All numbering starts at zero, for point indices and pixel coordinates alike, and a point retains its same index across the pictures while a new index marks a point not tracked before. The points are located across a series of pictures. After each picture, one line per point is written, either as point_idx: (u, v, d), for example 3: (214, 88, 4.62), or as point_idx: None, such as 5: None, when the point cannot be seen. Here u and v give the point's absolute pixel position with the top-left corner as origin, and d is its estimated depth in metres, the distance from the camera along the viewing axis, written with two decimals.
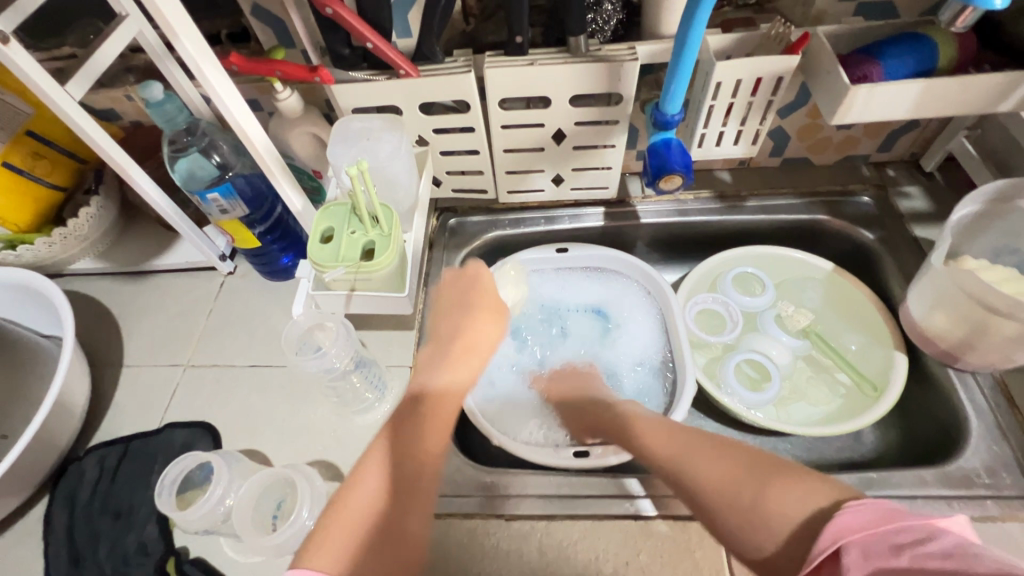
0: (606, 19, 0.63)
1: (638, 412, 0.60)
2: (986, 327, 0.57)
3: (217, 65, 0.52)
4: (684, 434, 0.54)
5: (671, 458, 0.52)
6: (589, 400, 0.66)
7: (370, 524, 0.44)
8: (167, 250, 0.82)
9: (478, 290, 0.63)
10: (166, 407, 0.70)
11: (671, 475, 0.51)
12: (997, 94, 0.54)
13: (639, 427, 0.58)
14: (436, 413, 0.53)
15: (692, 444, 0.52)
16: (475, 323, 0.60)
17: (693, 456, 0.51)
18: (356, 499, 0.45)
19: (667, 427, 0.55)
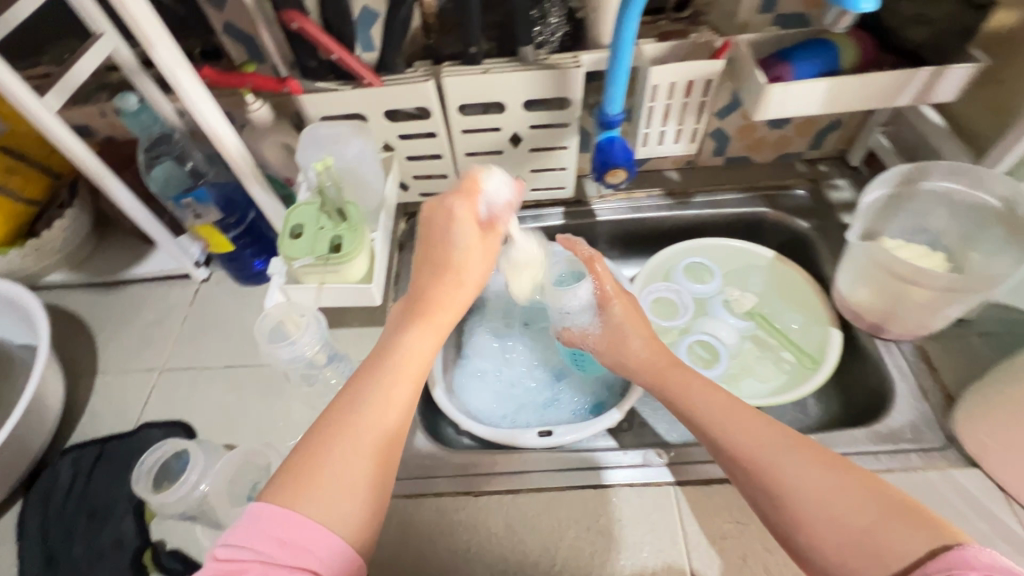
0: (552, 31, 0.69)
1: (717, 397, 0.52)
2: (902, 296, 0.63)
3: (191, 74, 0.56)
4: (778, 437, 0.46)
5: (757, 458, 0.45)
6: (643, 371, 0.60)
7: (330, 493, 0.39)
8: (141, 260, 0.84)
9: (461, 224, 0.54)
10: (141, 409, 0.72)
11: (751, 473, 0.45)
12: (896, 88, 0.61)
13: (713, 413, 0.51)
14: (407, 367, 0.47)
15: (788, 452, 0.44)
16: (463, 267, 0.55)
17: (788, 464, 0.44)
18: (317, 463, 0.41)
19: (754, 423, 0.48)
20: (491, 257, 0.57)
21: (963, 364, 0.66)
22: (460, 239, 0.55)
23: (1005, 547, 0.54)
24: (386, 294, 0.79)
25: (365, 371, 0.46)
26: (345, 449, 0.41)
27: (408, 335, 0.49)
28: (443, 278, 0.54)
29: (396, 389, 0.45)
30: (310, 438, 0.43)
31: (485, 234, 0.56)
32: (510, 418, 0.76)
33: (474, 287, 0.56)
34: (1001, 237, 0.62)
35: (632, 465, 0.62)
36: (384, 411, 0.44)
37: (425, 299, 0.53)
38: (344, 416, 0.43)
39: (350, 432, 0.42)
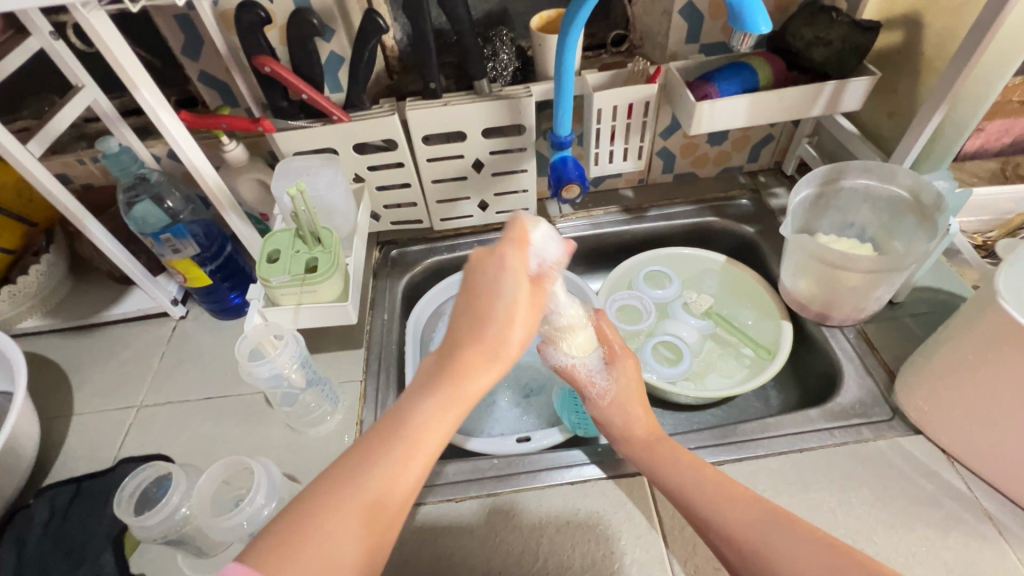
0: (504, 67, 0.76)
1: (703, 475, 0.53)
2: (838, 282, 0.69)
3: (173, 115, 0.60)
4: (766, 513, 0.48)
5: (748, 535, 0.47)
6: (633, 449, 0.60)
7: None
8: (118, 301, 0.85)
9: (517, 291, 0.49)
10: (118, 446, 0.72)
11: (743, 549, 0.47)
12: (808, 99, 0.69)
13: (700, 490, 0.52)
14: (423, 442, 0.42)
15: (776, 527, 0.46)
16: (504, 332, 0.48)
17: (779, 540, 0.45)
18: (307, 544, 0.37)
19: (740, 502, 0.49)
20: (536, 321, 0.51)
21: (899, 342, 0.71)
22: (507, 293, 0.48)
23: (952, 504, 0.58)
24: (363, 317, 0.82)
25: (376, 444, 0.42)
26: (334, 533, 0.38)
27: (427, 403, 0.44)
28: (483, 336, 0.47)
29: (405, 468, 0.41)
30: (302, 513, 0.38)
31: (536, 294, 0.51)
32: (482, 432, 0.78)
33: (508, 353, 0.48)
34: (913, 224, 0.70)
35: (605, 460, 0.65)
36: (388, 491, 0.40)
37: (458, 358, 0.47)
38: (347, 499, 0.39)
39: (351, 518, 0.38)
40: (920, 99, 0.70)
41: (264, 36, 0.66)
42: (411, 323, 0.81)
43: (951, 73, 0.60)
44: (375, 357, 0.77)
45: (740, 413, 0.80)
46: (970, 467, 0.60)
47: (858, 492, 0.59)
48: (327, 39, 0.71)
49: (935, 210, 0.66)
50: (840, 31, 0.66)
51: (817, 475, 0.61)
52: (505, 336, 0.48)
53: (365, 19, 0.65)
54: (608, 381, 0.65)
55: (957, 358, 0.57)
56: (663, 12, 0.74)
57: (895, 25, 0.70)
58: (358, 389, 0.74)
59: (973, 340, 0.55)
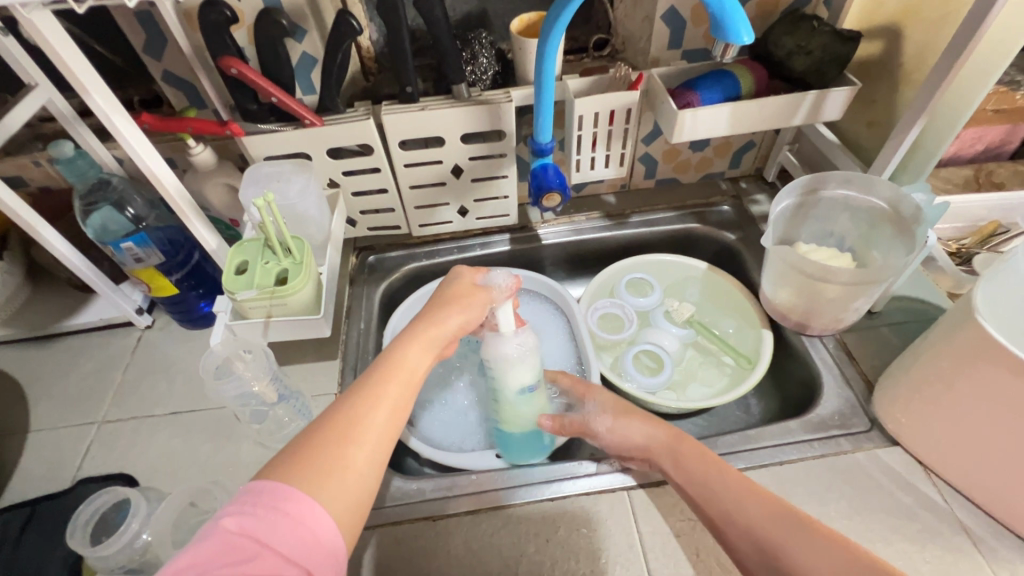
0: (483, 71, 0.74)
1: (734, 477, 0.53)
2: (817, 293, 0.69)
3: (128, 119, 0.56)
4: (791, 516, 0.47)
5: (768, 535, 0.47)
6: (657, 447, 0.60)
7: (319, 478, 0.40)
8: (79, 310, 0.81)
9: (456, 285, 0.58)
10: (78, 465, 0.68)
11: (763, 547, 0.47)
12: (789, 108, 0.69)
13: (730, 491, 0.51)
14: (400, 372, 0.48)
15: (804, 534, 0.46)
16: (442, 312, 0.54)
17: (799, 542, 0.45)
18: (312, 462, 0.40)
19: (766, 503, 0.49)
20: (474, 311, 0.56)
21: (877, 352, 0.72)
22: (452, 279, 0.59)
23: (929, 516, 0.58)
24: (338, 327, 0.80)
25: (359, 379, 0.47)
26: (337, 450, 0.42)
27: (411, 351, 0.50)
28: (432, 311, 0.54)
29: (385, 393, 0.46)
30: (303, 433, 0.43)
31: (476, 295, 0.57)
32: (454, 445, 0.75)
33: (459, 325, 0.55)
34: (891, 235, 0.70)
35: (585, 475, 0.64)
36: (374, 411, 0.44)
37: (427, 319, 0.53)
38: (335, 417, 0.43)
39: (344, 431, 0.43)
40: (900, 110, 0.70)
41: (230, 37, 0.62)
42: (388, 332, 0.78)
43: (931, 85, 0.60)
44: (350, 369, 0.75)
45: (721, 422, 0.80)
46: (945, 478, 0.60)
47: (837, 504, 0.59)
48: (299, 39, 0.69)
49: (913, 222, 0.66)
50: (820, 41, 0.66)
51: (796, 487, 0.61)
52: (446, 315, 0.54)
53: (337, 20, 0.62)
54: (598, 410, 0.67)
55: (934, 370, 0.57)
56: (645, 17, 0.73)
57: (877, 36, 0.71)
58: (332, 402, 0.72)
59: (947, 356, 0.55)
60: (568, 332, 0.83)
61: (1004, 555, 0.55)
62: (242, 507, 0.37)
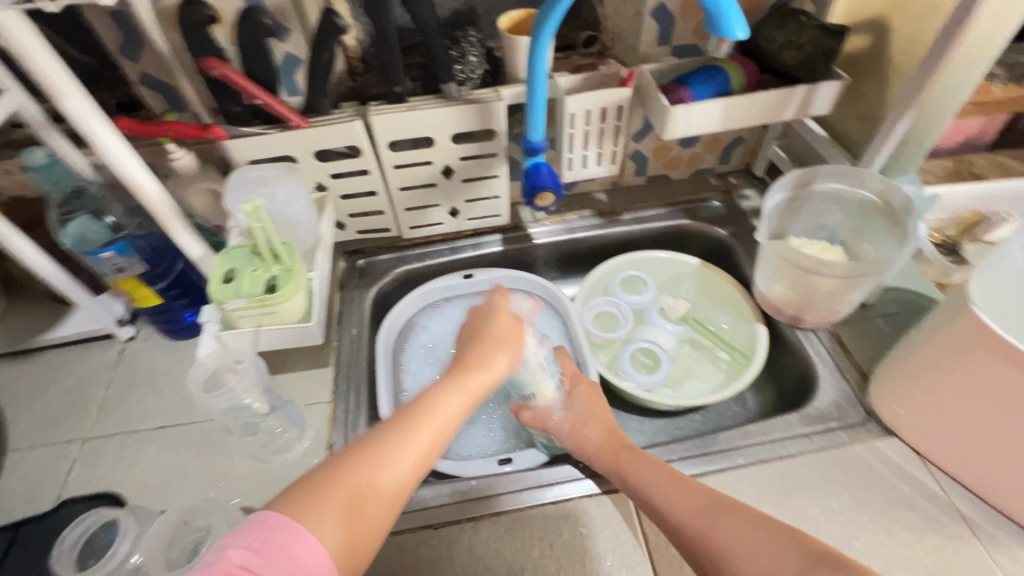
0: (473, 69, 0.72)
1: (662, 474, 0.55)
2: (811, 287, 0.70)
3: (108, 124, 0.54)
4: (713, 502, 0.51)
5: (695, 525, 0.50)
6: (600, 460, 0.61)
7: (331, 517, 0.41)
8: (57, 322, 0.78)
9: (500, 320, 0.62)
10: (60, 485, 0.65)
11: (691, 535, 0.50)
12: (780, 103, 0.69)
13: (659, 487, 0.54)
14: (434, 418, 0.49)
15: (725, 515, 0.49)
16: (495, 354, 0.58)
17: (725, 528, 0.48)
18: (326, 499, 0.41)
19: (691, 493, 0.53)
20: (518, 350, 0.61)
21: (870, 344, 0.72)
22: (491, 318, 0.62)
23: (928, 506, 0.58)
24: (329, 334, 0.78)
25: (391, 418, 0.48)
26: (359, 488, 0.43)
27: (450, 397, 0.51)
28: (481, 350, 0.58)
29: (416, 438, 0.47)
30: (323, 466, 0.44)
31: (517, 330, 0.63)
32: (451, 451, 0.74)
33: (502, 369, 0.58)
34: (882, 228, 0.71)
35: (587, 477, 0.64)
36: (405, 456, 0.45)
37: (465, 365, 0.56)
38: (362, 454, 0.44)
39: (369, 471, 0.44)
40: (888, 103, 0.71)
41: (211, 37, 0.60)
42: (382, 337, 0.77)
43: (919, 79, 0.61)
44: (344, 376, 0.73)
45: (719, 418, 0.80)
46: (942, 467, 0.61)
47: (838, 497, 0.59)
48: (282, 39, 0.67)
49: (904, 214, 0.67)
50: (809, 34, 0.66)
51: (797, 481, 0.61)
52: (497, 359, 0.58)
53: (323, 18, 0.60)
54: (564, 411, 0.67)
55: (929, 361, 0.58)
56: (634, 13, 0.72)
57: (863, 30, 0.71)
58: (326, 411, 0.70)
59: (942, 346, 0.56)
60: (563, 331, 0.83)
61: (1003, 542, 0.56)
62: (246, 540, 0.38)
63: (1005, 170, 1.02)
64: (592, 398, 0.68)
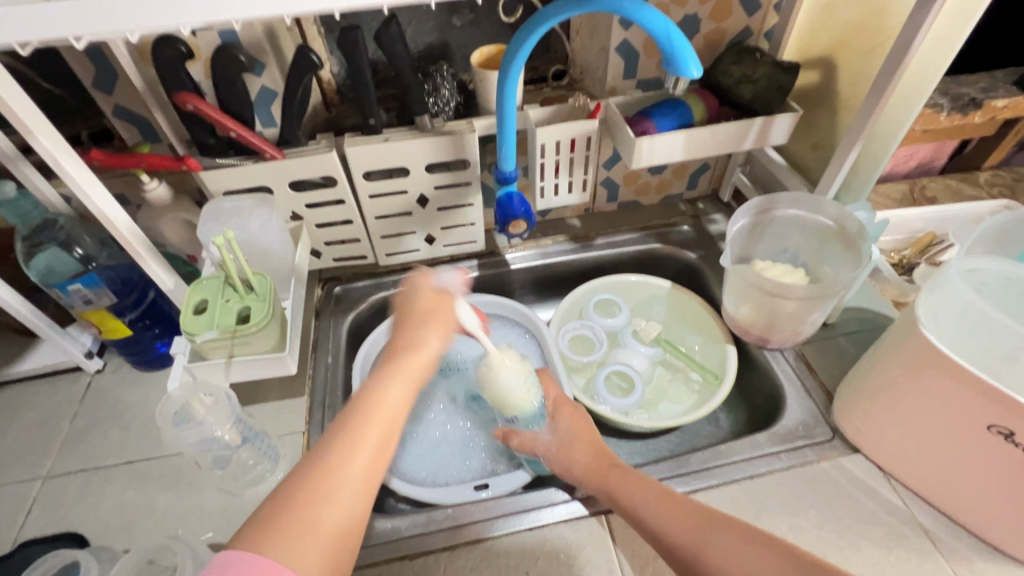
0: (445, 102, 0.75)
1: (650, 492, 0.56)
2: (776, 308, 0.72)
3: (77, 158, 0.54)
4: (704, 517, 0.51)
5: (688, 541, 0.50)
6: (589, 481, 0.61)
7: (302, 536, 0.40)
8: (21, 355, 0.77)
9: (423, 297, 0.60)
10: (19, 526, 0.63)
11: (683, 554, 0.50)
12: (739, 134, 0.72)
13: (652, 505, 0.54)
14: (380, 410, 0.49)
15: (718, 531, 0.49)
16: (422, 330, 0.56)
17: (716, 544, 0.48)
18: (280, 525, 0.40)
19: (683, 510, 0.53)
20: (450, 321, 0.59)
21: (834, 363, 0.75)
22: (416, 297, 0.60)
23: (892, 520, 0.60)
24: (304, 362, 0.77)
25: (337, 423, 0.47)
26: (312, 503, 0.42)
27: (390, 388, 0.50)
28: (410, 332, 0.56)
29: (365, 435, 0.46)
30: (276, 492, 0.43)
31: (441, 300, 0.60)
32: (428, 479, 0.74)
33: (437, 345, 0.56)
34: (840, 251, 0.74)
35: (563, 502, 0.64)
36: (351, 456, 0.45)
37: (405, 351, 0.54)
38: (309, 469, 0.44)
39: (317, 483, 0.43)
40: (839, 134, 0.75)
41: (186, 73, 0.61)
42: (357, 365, 0.77)
43: (865, 112, 0.65)
44: (319, 406, 0.73)
45: (693, 438, 0.81)
46: (905, 482, 0.63)
47: (807, 515, 0.61)
48: (258, 73, 0.68)
49: (858, 238, 0.70)
50: (763, 70, 0.70)
51: (767, 500, 0.62)
52: (423, 335, 0.56)
53: (297, 55, 0.62)
54: (550, 435, 0.68)
55: (885, 379, 0.60)
56: (600, 49, 0.76)
57: (814, 66, 0.76)
58: (300, 441, 0.69)
59: (897, 365, 0.58)
60: (539, 354, 0.84)
61: (964, 555, 0.58)
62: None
63: (955, 192, 1.08)
64: (574, 419, 0.69)
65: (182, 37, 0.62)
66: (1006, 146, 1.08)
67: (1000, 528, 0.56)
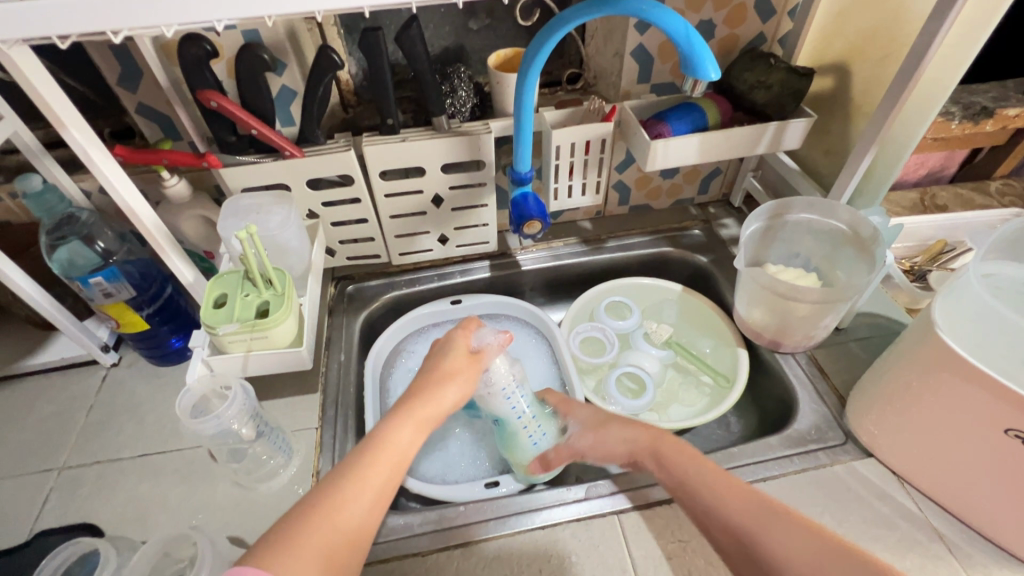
0: (462, 103, 0.76)
1: (709, 468, 0.54)
2: (788, 312, 0.73)
3: (107, 153, 0.55)
4: (761, 503, 0.49)
5: (746, 522, 0.48)
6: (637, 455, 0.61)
7: (303, 568, 0.40)
8: (39, 348, 0.78)
9: (454, 355, 0.60)
10: (35, 516, 0.64)
11: (738, 534, 0.49)
12: (753, 138, 0.73)
13: (706, 483, 0.53)
14: (387, 454, 0.49)
15: (776, 518, 0.48)
16: (445, 385, 0.57)
17: (773, 531, 0.47)
18: (292, 553, 0.41)
19: (740, 491, 0.51)
20: (471, 382, 0.60)
21: (846, 368, 0.75)
22: (446, 353, 0.61)
23: (906, 525, 0.60)
24: (318, 358, 0.78)
25: (349, 459, 0.48)
26: (319, 534, 0.42)
27: (405, 435, 0.51)
28: (431, 387, 0.57)
29: (373, 478, 0.47)
30: (286, 517, 0.43)
31: (472, 364, 0.61)
32: (438, 477, 0.74)
33: (453, 401, 0.57)
34: (853, 256, 0.75)
35: (575, 500, 0.64)
36: (360, 494, 0.45)
37: (420, 397, 0.55)
38: (321, 498, 0.44)
39: (325, 515, 0.43)
40: (852, 139, 0.76)
41: (210, 71, 0.62)
42: (370, 362, 0.77)
43: (880, 116, 0.65)
44: (332, 402, 0.73)
45: (704, 441, 0.81)
46: (919, 487, 0.62)
47: (821, 518, 0.60)
48: (279, 73, 0.69)
49: (872, 243, 0.71)
50: (778, 76, 0.71)
51: (781, 502, 0.62)
52: (447, 390, 0.57)
53: (319, 55, 0.63)
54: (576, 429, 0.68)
55: (900, 384, 0.60)
56: (615, 53, 0.77)
57: (828, 72, 0.77)
58: (313, 437, 0.70)
59: (912, 368, 0.58)
60: (550, 356, 0.84)
61: (980, 561, 0.57)
62: None
63: (965, 201, 1.08)
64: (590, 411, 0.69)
65: (207, 37, 0.63)
66: (1018, 155, 1.08)
67: (1015, 534, 0.56)
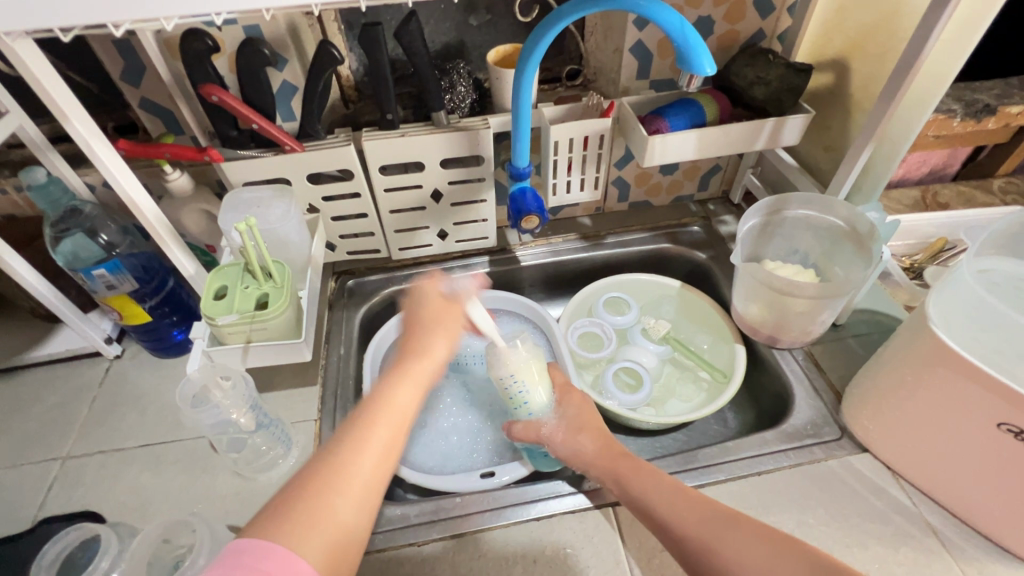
0: (461, 99, 0.77)
1: (664, 485, 0.56)
2: (785, 307, 0.73)
3: (109, 146, 0.56)
4: (717, 513, 0.51)
5: (699, 536, 0.49)
6: (599, 466, 0.61)
7: (311, 532, 0.41)
8: (44, 340, 0.79)
9: (430, 302, 0.62)
10: (39, 504, 0.65)
11: (694, 547, 0.49)
12: (751, 134, 0.73)
13: (661, 498, 0.54)
14: (387, 414, 0.49)
15: (729, 527, 0.49)
16: (431, 337, 0.58)
17: (728, 540, 0.48)
18: (296, 519, 0.41)
19: (696, 505, 0.52)
20: (455, 333, 0.61)
21: (843, 364, 0.75)
22: (423, 303, 0.62)
23: (900, 520, 0.60)
24: (318, 352, 0.79)
25: (348, 424, 0.48)
26: (324, 499, 0.43)
27: (400, 391, 0.52)
28: (418, 342, 0.58)
29: (375, 437, 0.47)
30: (285, 486, 0.44)
31: (449, 309, 0.62)
32: (436, 469, 0.74)
33: (444, 352, 0.58)
34: (851, 252, 0.75)
35: (570, 493, 0.64)
36: (362, 455, 0.46)
37: (409, 352, 0.56)
38: (324, 463, 0.45)
39: (328, 480, 0.44)
40: (851, 136, 0.76)
41: (212, 65, 0.63)
42: (369, 355, 0.78)
43: (878, 112, 0.66)
44: (332, 395, 0.74)
45: (701, 436, 0.81)
46: (913, 482, 0.63)
47: (815, 512, 0.61)
48: (280, 68, 0.70)
49: (870, 239, 0.71)
50: (777, 72, 0.71)
51: (775, 496, 0.62)
52: (432, 342, 0.58)
53: (319, 50, 0.63)
54: (557, 420, 0.67)
55: (894, 379, 0.60)
56: (614, 49, 0.77)
57: (827, 68, 0.77)
58: (312, 428, 0.70)
59: (907, 364, 0.59)
60: (549, 350, 0.84)
61: (973, 555, 0.58)
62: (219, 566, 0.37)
63: (967, 199, 1.08)
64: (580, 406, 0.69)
65: (209, 32, 0.64)
66: (1022, 152, 1.08)
67: (1009, 528, 0.56)
